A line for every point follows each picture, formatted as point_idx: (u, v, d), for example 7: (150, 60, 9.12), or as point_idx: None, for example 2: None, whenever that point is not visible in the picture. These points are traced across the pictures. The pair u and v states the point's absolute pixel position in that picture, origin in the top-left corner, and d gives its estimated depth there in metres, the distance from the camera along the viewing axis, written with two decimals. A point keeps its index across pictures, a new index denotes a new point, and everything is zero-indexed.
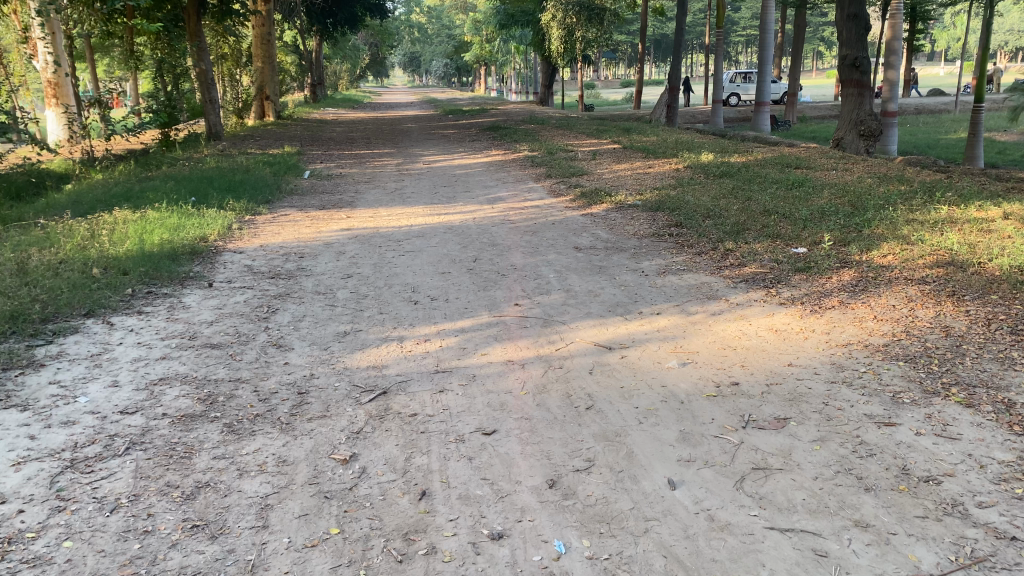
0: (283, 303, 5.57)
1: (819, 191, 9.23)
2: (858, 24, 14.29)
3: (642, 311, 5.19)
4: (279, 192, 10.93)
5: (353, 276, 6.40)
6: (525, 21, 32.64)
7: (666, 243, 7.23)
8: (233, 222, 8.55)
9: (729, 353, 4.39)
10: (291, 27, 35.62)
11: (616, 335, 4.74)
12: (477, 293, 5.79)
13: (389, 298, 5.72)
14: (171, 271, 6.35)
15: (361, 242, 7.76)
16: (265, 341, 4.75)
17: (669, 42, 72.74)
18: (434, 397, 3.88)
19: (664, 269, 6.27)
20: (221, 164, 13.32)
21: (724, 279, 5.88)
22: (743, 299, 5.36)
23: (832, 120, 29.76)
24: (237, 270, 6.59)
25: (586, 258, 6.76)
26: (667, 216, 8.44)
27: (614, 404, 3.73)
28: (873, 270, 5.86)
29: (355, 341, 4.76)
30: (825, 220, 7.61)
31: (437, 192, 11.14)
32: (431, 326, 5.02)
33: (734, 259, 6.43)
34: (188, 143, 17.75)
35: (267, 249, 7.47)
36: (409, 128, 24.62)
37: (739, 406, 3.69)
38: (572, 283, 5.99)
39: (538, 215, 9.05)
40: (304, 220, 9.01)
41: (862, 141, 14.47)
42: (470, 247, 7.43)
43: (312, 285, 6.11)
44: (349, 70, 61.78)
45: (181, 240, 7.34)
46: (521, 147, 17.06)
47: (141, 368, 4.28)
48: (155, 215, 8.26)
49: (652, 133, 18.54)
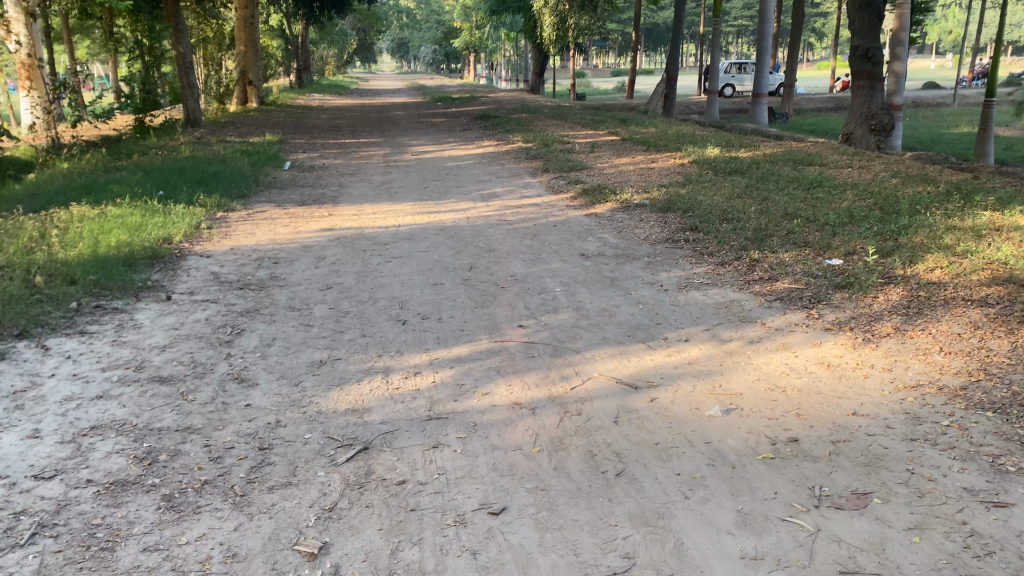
0: (250, 322, 4.82)
1: (840, 192, 8.56)
2: (870, 14, 13.52)
3: (668, 337, 4.48)
4: (257, 185, 10.15)
5: (333, 287, 5.66)
6: (518, 7, 30.91)
7: (682, 249, 6.54)
8: (203, 220, 7.78)
9: (779, 397, 3.68)
10: (276, 11, 34.56)
11: (642, 369, 4.02)
12: (475, 311, 5.05)
13: (372, 316, 4.98)
14: (127, 280, 5.60)
15: (343, 245, 7.01)
16: (225, 374, 4.00)
17: (661, 31, 71.76)
18: (426, 456, 3.15)
19: (684, 283, 5.56)
20: (196, 153, 12.53)
21: (756, 297, 5.17)
22: (782, 323, 4.65)
23: (829, 113, 29.10)
24: (202, 278, 5.85)
25: (594, 268, 6.05)
26: (679, 218, 7.74)
27: (650, 470, 3.02)
28: (923, 287, 5.15)
29: (332, 374, 4.02)
30: (856, 226, 6.91)
31: (427, 187, 10.37)
32: (424, 354, 4.29)
33: (762, 272, 5.72)
34: (163, 128, 16.88)
35: (238, 252, 6.72)
36: (398, 116, 23.75)
37: (804, 473, 2.99)
38: (583, 299, 5.26)
39: (537, 215, 8.32)
40: (282, 218, 8.25)
41: (873, 136, 13.83)
42: (465, 252, 6.69)
43: (286, 298, 5.37)
44: (336, 56, 60.97)
45: (142, 242, 6.57)
46: (514, 138, 16.26)
47: (72, 411, 3.52)
48: (115, 212, 7.47)
49: (651, 125, 17.81)
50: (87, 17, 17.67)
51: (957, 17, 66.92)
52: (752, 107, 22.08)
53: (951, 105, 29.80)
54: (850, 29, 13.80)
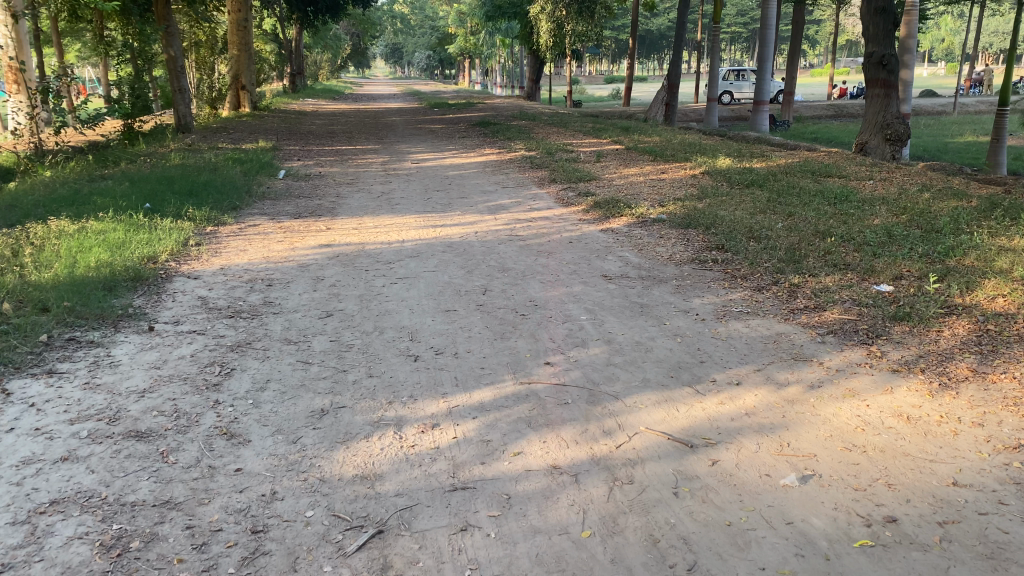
0: (241, 359, 4.26)
1: (870, 207, 8.05)
2: (887, 19, 13.02)
3: (716, 380, 3.95)
4: (250, 196, 9.60)
5: (334, 314, 5.11)
6: (514, 13, 30.03)
7: (712, 271, 6.03)
8: (192, 236, 7.22)
9: (861, 460, 3.15)
10: (269, 14, 33.96)
11: (694, 422, 3.49)
12: (494, 344, 4.51)
13: (379, 351, 4.43)
14: (105, 306, 5.04)
15: (343, 264, 6.46)
16: (212, 428, 3.44)
17: (655, 37, 71.41)
18: (453, 543, 2.61)
19: (722, 311, 5.03)
20: (187, 160, 11.97)
21: (806, 330, 4.65)
22: (841, 363, 4.13)
23: (830, 120, 28.67)
24: (189, 304, 5.30)
25: (621, 292, 5.53)
26: (703, 234, 7.22)
27: (728, 564, 2.49)
28: (991, 319, 4.61)
29: (336, 428, 3.47)
30: (896, 246, 6.41)
31: (429, 198, 9.85)
32: (441, 401, 3.75)
33: (806, 299, 5.20)
34: (153, 134, 16.27)
35: (229, 272, 6.17)
36: (394, 122, 23.28)
37: (915, 568, 2.46)
38: (614, 330, 4.72)
39: (549, 230, 7.80)
40: (276, 232, 7.70)
41: (888, 146, 13.35)
42: (476, 272, 6.16)
43: (282, 328, 4.82)
44: (329, 60, 60.42)
45: (124, 261, 6.01)
46: (516, 146, 15.75)
47: (29, 479, 2.96)
48: (96, 227, 6.92)
49: (655, 134, 17.29)
50: (73, 18, 17.07)
51: (950, 26, 66.93)
52: (753, 115, 21.68)
53: (952, 113, 29.46)
54: (865, 35, 13.29)
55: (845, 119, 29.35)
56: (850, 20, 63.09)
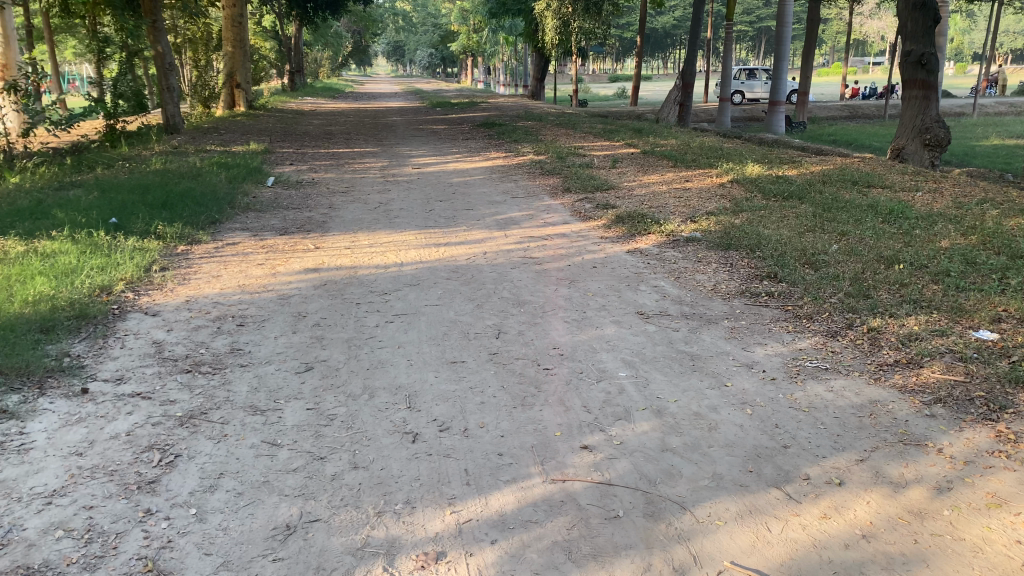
0: (190, 441, 3.31)
1: (930, 225, 7.09)
2: (927, 16, 11.96)
3: (809, 477, 3.01)
4: (232, 208, 8.66)
5: (315, 367, 4.17)
6: (519, 10, 29.09)
7: (769, 308, 5.09)
8: (158, 259, 6.27)
9: None
10: (268, 11, 32.97)
11: (796, 553, 2.55)
12: (513, 416, 3.56)
13: (369, 426, 3.48)
14: (35, 357, 4.04)
15: (331, 295, 5.52)
16: (134, 562, 2.50)
17: (660, 37, 70.42)
18: None
19: (794, 367, 4.09)
20: (169, 166, 11.00)
21: (906, 397, 3.70)
22: (967, 451, 3.17)
23: (845, 122, 27.65)
24: (140, 353, 4.34)
25: (662, 336, 4.59)
26: (747, 258, 6.28)
27: None
28: None
29: (304, 558, 2.54)
30: (980, 276, 5.45)
31: (431, 210, 8.90)
32: (447, 512, 2.80)
33: (893, 351, 4.25)
34: (138, 135, 15.28)
35: (196, 306, 5.22)
36: (396, 123, 22.38)
37: None
38: (662, 394, 3.76)
39: (567, 250, 6.86)
40: (258, 253, 6.76)
41: (927, 151, 12.30)
42: (487, 307, 5.22)
43: (249, 389, 3.87)
44: (330, 57, 59.58)
45: (72, 297, 5.01)
46: (524, 148, 14.79)
47: None
48: (48, 250, 5.96)
49: (670, 136, 16.38)
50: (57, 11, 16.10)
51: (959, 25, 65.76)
52: (767, 116, 20.68)
53: (970, 115, 28.47)
54: (902, 33, 12.25)
55: (861, 120, 28.37)
56: (860, 17, 62.00)
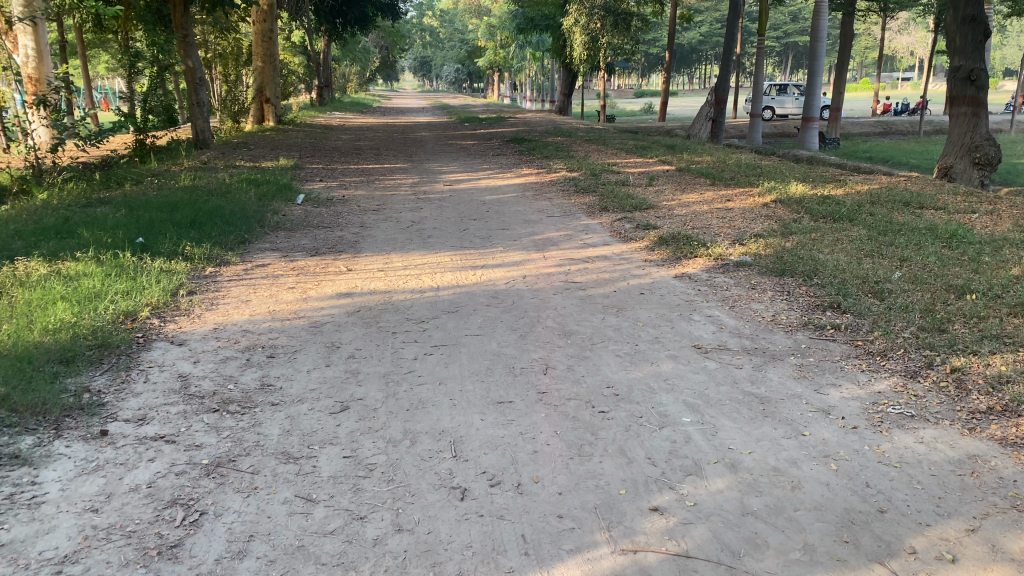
0: (216, 495, 3.00)
1: (996, 251, 6.66)
2: (976, 30, 11.50)
3: (915, 550, 2.65)
4: (261, 226, 8.40)
5: (352, 407, 3.85)
6: (546, 26, 28.90)
7: (837, 343, 4.71)
8: (185, 282, 6.00)
9: None
10: (297, 26, 32.98)
11: None
12: (571, 468, 3.21)
13: (413, 479, 3.14)
14: (53, 393, 3.76)
15: (365, 323, 5.22)
16: None
17: (687, 51, 70.02)
18: None
19: (876, 414, 3.71)
20: (198, 182, 10.79)
21: (1009, 452, 3.31)
22: None
23: (880, 138, 27.08)
24: (164, 389, 4.05)
25: (726, 374, 4.23)
26: (805, 286, 5.91)
27: None
28: None
29: None
30: None
31: (465, 229, 8.59)
32: None
33: (984, 396, 3.84)
34: (167, 150, 15.12)
35: (223, 335, 4.93)
36: (423, 138, 22.18)
37: None
38: (734, 444, 3.41)
39: (610, 274, 6.52)
40: (288, 275, 6.48)
41: (976, 170, 11.82)
42: (531, 338, 4.88)
43: (280, 433, 3.56)
44: (358, 72, 59.77)
45: (94, 324, 4.74)
46: (556, 165, 14.47)
47: None
48: (72, 273, 5.72)
49: (705, 153, 15.99)
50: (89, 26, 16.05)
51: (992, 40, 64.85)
52: (801, 133, 20.21)
53: (1009, 131, 27.78)
54: (951, 47, 11.80)
55: (896, 136, 27.80)
56: (890, 33, 61.35)
